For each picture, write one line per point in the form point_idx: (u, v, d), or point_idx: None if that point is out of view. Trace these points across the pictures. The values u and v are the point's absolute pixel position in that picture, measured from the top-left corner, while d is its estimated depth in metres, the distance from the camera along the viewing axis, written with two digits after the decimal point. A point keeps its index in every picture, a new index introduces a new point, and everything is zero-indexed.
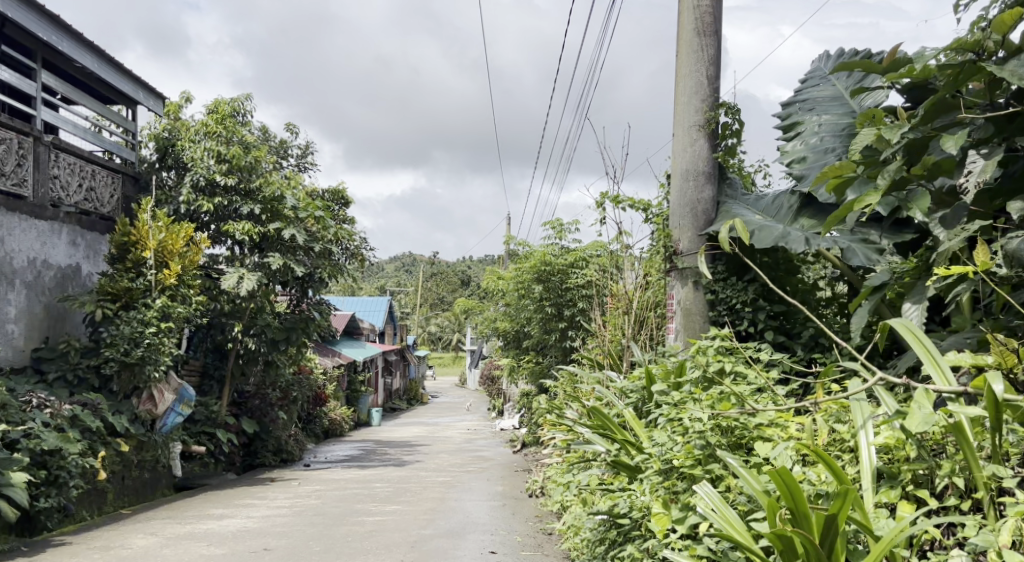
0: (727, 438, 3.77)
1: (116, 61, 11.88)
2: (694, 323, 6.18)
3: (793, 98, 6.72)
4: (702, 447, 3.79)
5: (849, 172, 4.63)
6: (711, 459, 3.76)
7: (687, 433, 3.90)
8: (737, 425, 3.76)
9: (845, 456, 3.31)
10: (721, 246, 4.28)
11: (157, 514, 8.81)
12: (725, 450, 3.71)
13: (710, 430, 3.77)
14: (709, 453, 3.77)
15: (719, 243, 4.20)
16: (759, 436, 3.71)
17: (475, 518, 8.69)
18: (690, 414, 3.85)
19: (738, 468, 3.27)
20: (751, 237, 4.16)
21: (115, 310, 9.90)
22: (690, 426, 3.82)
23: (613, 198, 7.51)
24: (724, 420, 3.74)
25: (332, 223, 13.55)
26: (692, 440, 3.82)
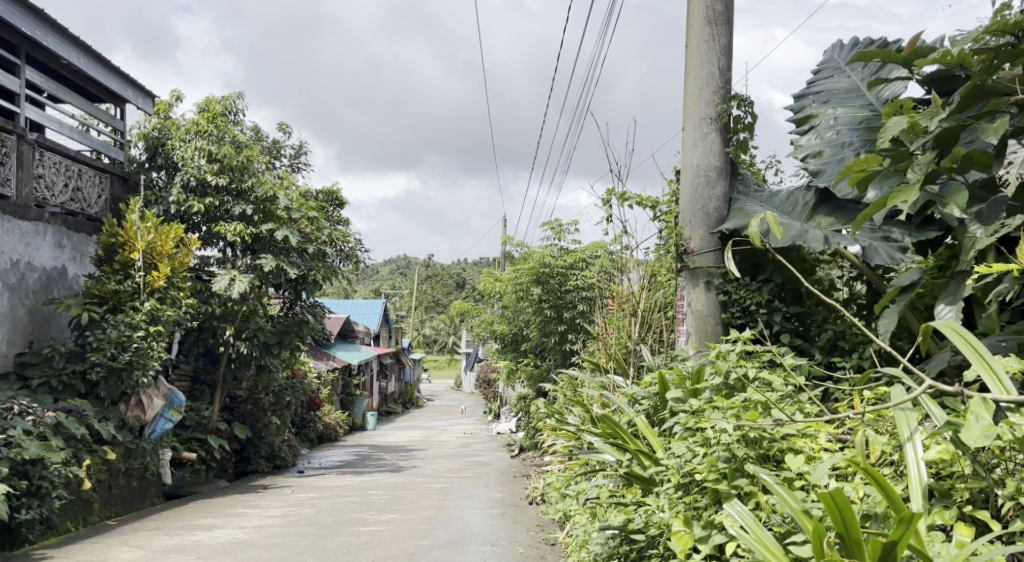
0: (755, 451, 3.49)
1: (104, 58, 11.59)
2: (707, 326, 5.88)
3: (805, 91, 6.45)
4: (727, 460, 3.53)
5: (874, 166, 4.39)
6: (738, 473, 3.50)
7: (709, 445, 3.63)
8: (764, 436, 3.49)
9: (892, 472, 3.11)
10: (750, 241, 3.91)
11: (145, 525, 8.50)
12: (755, 463, 3.44)
13: (736, 441, 3.52)
14: (735, 467, 3.49)
15: (750, 236, 3.89)
16: (788, 448, 3.46)
17: (474, 528, 8.39)
18: (713, 424, 3.59)
19: (772, 485, 3.03)
20: (784, 232, 3.86)
21: (103, 314, 9.60)
22: (713, 437, 3.56)
23: (619, 194, 7.25)
24: (751, 431, 3.48)
25: (326, 224, 13.28)
26: (716, 453, 3.55)
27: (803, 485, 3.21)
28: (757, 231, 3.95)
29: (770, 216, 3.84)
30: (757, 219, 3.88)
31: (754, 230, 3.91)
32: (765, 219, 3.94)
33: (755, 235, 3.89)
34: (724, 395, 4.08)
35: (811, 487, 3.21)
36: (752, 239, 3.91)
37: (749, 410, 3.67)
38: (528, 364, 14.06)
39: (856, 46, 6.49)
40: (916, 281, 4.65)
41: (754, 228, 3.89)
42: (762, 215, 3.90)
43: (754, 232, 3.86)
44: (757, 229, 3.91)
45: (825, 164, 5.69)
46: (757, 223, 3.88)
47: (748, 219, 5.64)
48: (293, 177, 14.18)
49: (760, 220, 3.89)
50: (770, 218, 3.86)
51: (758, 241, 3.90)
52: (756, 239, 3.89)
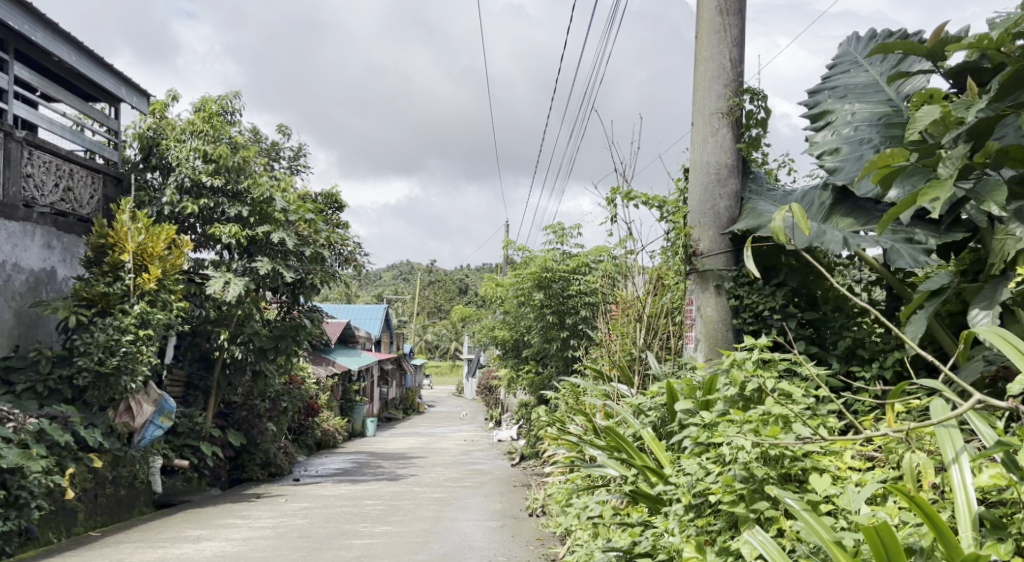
0: (775, 470, 3.20)
1: (97, 56, 11.32)
2: (717, 334, 5.60)
3: (821, 85, 6.15)
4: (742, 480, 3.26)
5: (900, 162, 4.12)
6: (756, 494, 3.20)
7: (724, 462, 3.33)
8: (785, 454, 3.20)
9: (937, 497, 2.87)
10: (772, 236, 3.61)
11: (130, 536, 8.21)
12: (776, 485, 3.14)
13: (754, 460, 3.22)
14: (754, 488, 3.19)
15: (773, 230, 3.58)
16: (814, 468, 3.16)
17: (471, 541, 8.06)
18: (729, 440, 3.28)
19: (799, 511, 2.78)
20: (811, 226, 3.56)
21: (90, 316, 9.31)
22: (729, 455, 3.26)
23: (624, 194, 6.94)
24: (772, 449, 3.18)
25: (324, 226, 12.95)
26: (732, 471, 3.24)
27: (831, 510, 2.93)
28: (781, 225, 3.64)
29: (796, 210, 3.55)
30: (780, 212, 3.58)
31: (777, 224, 3.59)
32: (791, 213, 3.64)
33: (779, 229, 3.58)
34: (738, 409, 3.78)
35: (841, 513, 2.94)
36: (775, 233, 3.60)
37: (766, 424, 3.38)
38: (529, 371, 13.75)
39: (874, 37, 6.18)
40: (946, 285, 4.38)
41: (778, 222, 3.58)
42: (786, 208, 3.60)
43: (778, 227, 3.56)
44: (781, 222, 3.60)
45: (843, 163, 5.43)
46: (782, 216, 3.57)
47: (761, 218, 5.36)
48: (291, 178, 13.90)
49: (784, 214, 3.60)
50: (796, 213, 3.57)
51: (782, 236, 3.59)
52: (781, 234, 3.58)
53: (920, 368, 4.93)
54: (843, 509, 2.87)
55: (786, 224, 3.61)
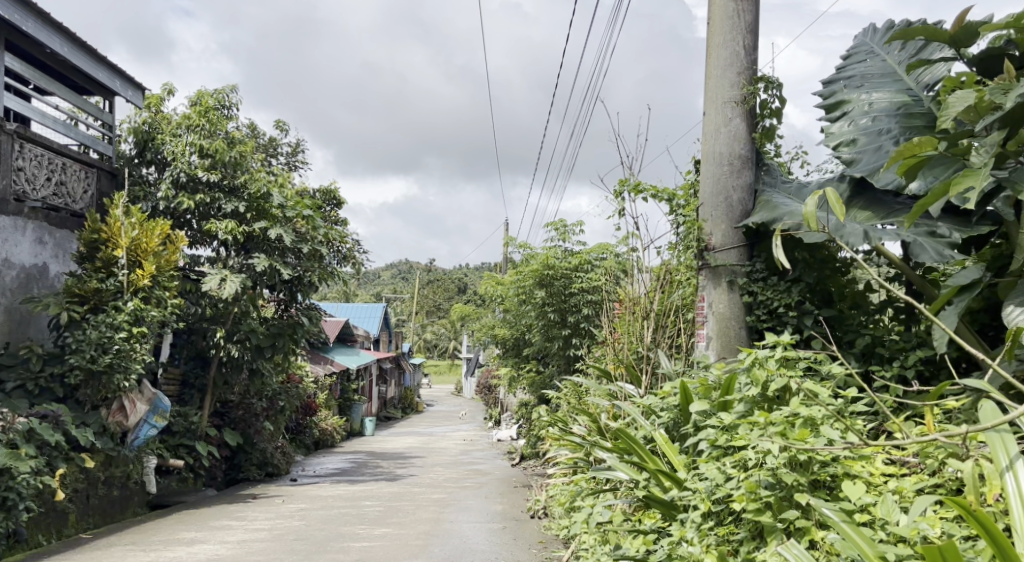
0: (803, 476, 3.17)
1: (91, 48, 11.09)
2: (730, 332, 5.48)
3: (836, 75, 5.94)
4: (768, 486, 3.22)
5: (929, 150, 3.93)
6: (784, 502, 3.19)
7: (748, 468, 3.31)
8: (813, 459, 3.17)
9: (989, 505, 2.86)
10: (806, 223, 3.32)
11: (122, 538, 8.00)
12: (807, 492, 3.12)
13: (782, 465, 3.20)
14: (782, 497, 3.18)
15: (805, 215, 3.31)
16: (846, 473, 3.14)
17: (472, 544, 7.84)
18: (754, 444, 3.24)
19: (839, 523, 2.77)
20: (846, 211, 3.30)
21: (83, 313, 9.08)
22: (755, 461, 3.23)
23: (633, 187, 6.74)
24: (799, 454, 3.15)
25: (322, 223, 12.73)
26: (756, 477, 3.22)
27: (868, 521, 2.93)
28: (813, 211, 3.37)
29: (831, 195, 3.31)
30: (814, 195, 3.33)
31: (809, 209, 3.34)
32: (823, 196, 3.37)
33: (812, 214, 3.31)
34: (761, 407, 3.64)
35: (880, 522, 2.93)
36: (807, 218, 3.32)
37: (792, 425, 3.29)
38: (530, 370, 13.54)
39: (892, 27, 5.98)
40: (979, 279, 4.18)
41: (811, 206, 3.32)
42: (819, 192, 3.35)
43: (812, 212, 3.31)
44: (813, 207, 3.35)
45: (861, 154, 5.26)
46: (815, 200, 3.32)
47: (776, 211, 5.21)
48: (289, 174, 13.67)
49: (817, 198, 3.34)
50: (830, 196, 3.32)
51: (814, 222, 3.33)
52: (814, 219, 3.31)
53: (940, 369, 4.79)
54: (882, 519, 2.87)
55: (819, 209, 3.36)
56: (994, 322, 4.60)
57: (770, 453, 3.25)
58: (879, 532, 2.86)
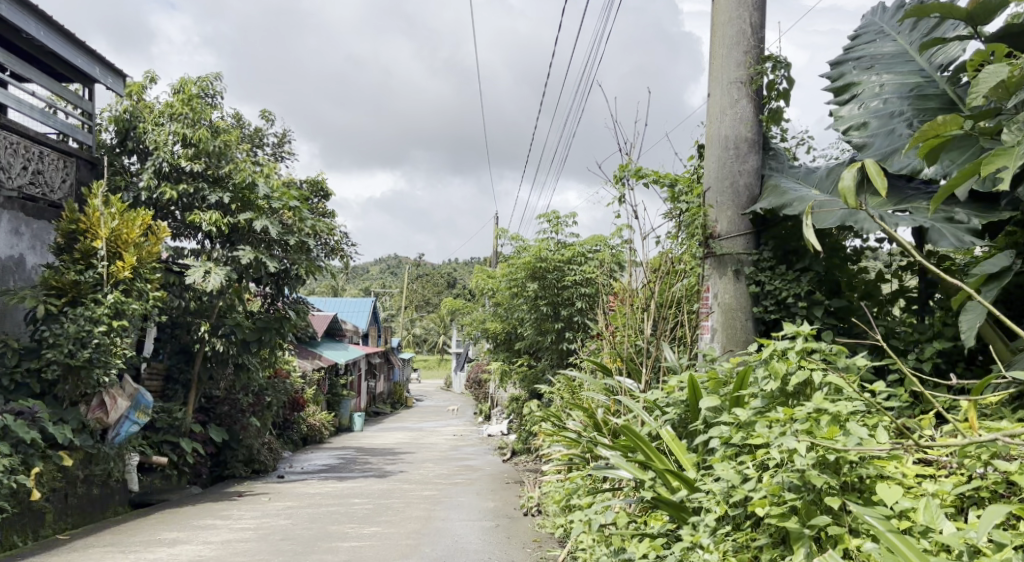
0: (831, 475, 3.19)
1: (70, 33, 10.74)
2: (736, 324, 5.28)
3: (843, 57, 5.72)
4: (793, 489, 3.26)
5: (954, 129, 3.53)
6: (812, 505, 3.21)
7: (772, 469, 3.34)
8: (841, 460, 3.18)
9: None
10: (844, 198, 2.96)
11: (101, 539, 7.72)
12: (837, 494, 3.14)
13: (811, 466, 3.20)
14: (809, 500, 3.21)
15: (843, 190, 2.94)
16: (878, 477, 3.18)
17: (464, 544, 7.59)
18: (780, 443, 3.24)
19: (884, 533, 2.83)
20: (886, 187, 2.94)
21: (61, 307, 8.76)
22: (781, 462, 3.26)
23: (634, 172, 6.51)
24: (825, 454, 3.16)
25: (309, 215, 12.38)
26: (779, 479, 3.25)
27: (907, 527, 2.99)
28: (849, 184, 2.99)
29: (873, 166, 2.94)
30: (851, 169, 2.95)
31: (846, 183, 2.97)
32: (862, 168, 3.03)
33: (850, 189, 2.95)
34: (777, 402, 3.57)
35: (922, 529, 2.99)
36: (844, 193, 2.95)
37: (817, 421, 3.32)
38: (522, 365, 13.31)
39: (903, 7, 5.75)
40: (1006, 268, 4.00)
41: (849, 180, 2.95)
42: (857, 164, 2.98)
43: (850, 186, 2.95)
44: (850, 181, 2.97)
45: (872, 137, 5.05)
46: (853, 174, 2.95)
47: (786, 196, 5.01)
48: (275, 165, 13.37)
49: (855, 171, 2.96)
50: (871, 167, 2.99)
51: (853, 198, 2.95)
52: (852, 194, 2.94)
53: (955, 362, 4.64)
54: (925, 527, 2.93)
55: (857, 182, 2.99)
56: (1013, 313, 4.48)
57: (795, 453, 3.25)
58: (922, 540, 2.93)
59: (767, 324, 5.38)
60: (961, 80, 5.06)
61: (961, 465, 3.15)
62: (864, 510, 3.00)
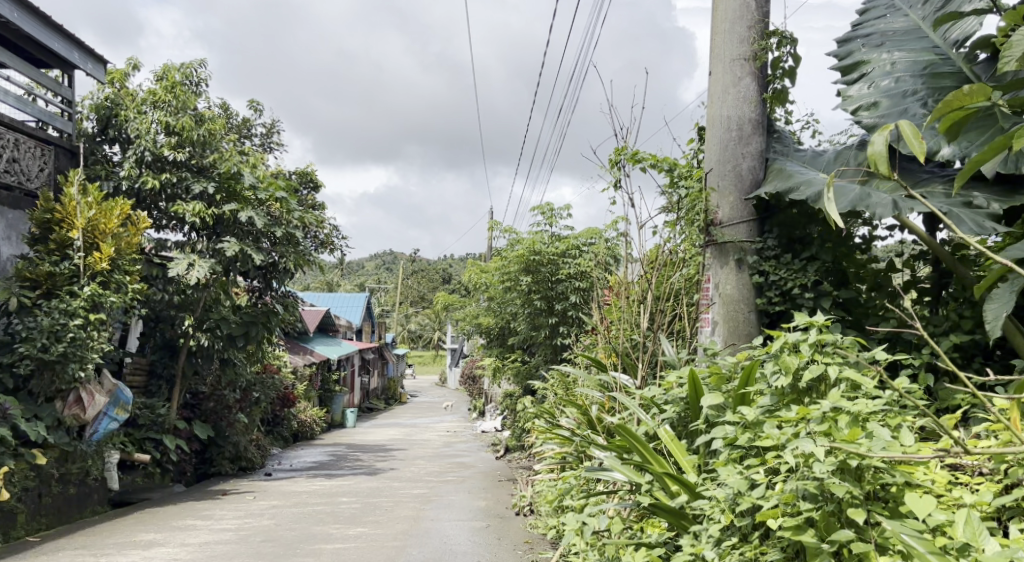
0: (853, 483, 2.94)
1: (46, 15, 10.34)
2: (739, 316, 5.01)
3: (852, 33, 5.42)
4: (809, 498, 2.99)
5: (982, 100, 3.21)
6: (832, 517, 2.96)
7: (784, 476, 3.07)
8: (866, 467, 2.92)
9: None
10: (872, 164, 2.70)
11: (75, 541, 7.41)
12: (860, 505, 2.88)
13: (831, 473, 2.94)
14: (829, 511, 2.95)
15: (871, 157, 2.67)
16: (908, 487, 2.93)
17: (453, 545, 7.27)
18: (796, 447, 2.98)
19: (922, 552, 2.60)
20: (922, 150, 2.65)
21: (35, 299, 8.39)
22: (796, 468, 3.00)
23: (630, 156, 6.21)
24: (847, 460, 2.90)
25: (297, 206, 12.05)
26: (794, 487, 2.98)
27: (945, 544, 2.76)
28: (881, 151, 2.71)
29: (908, 130, 2.68)
30: (882, 132, 2.67)
31: (877, 148, 2.68)
32: (897, 132, 2.74)
33: (880, 155, 2.66)
34: (788, 400, 3.33)
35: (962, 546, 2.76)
36: (873, 161, 2.68)
37: (834, 422, 3.05)
38: (515, 360, 13.02)
39: None
40: None
41: (879, 145, 2.66)
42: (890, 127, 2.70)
43: (881, 151, 2.66)
44: (882, 146, 2.68)
45: (885, 117, 4.78)
46: (884, 138, 2.65)
47: (793, 180, 4.74)
48: (262, 155, 13.02)
49: (885, 136, 2.67)
50: (907, 130, 2.68)
51: (883, 164, 2.67)
52: (883, 161, 2.66)
53: (974, 356, 4.37)
54: (967, 546, 2.70)
55: (888, 148, 2.70)
56: None
57: (812, 457, 2.99)
58: (960, 558, 2.71)
59: (772, 316, 5.11)
60: (978, 58, 4.83)
61: (999, 472, 2.91)
62: (897, 527, 2.79)
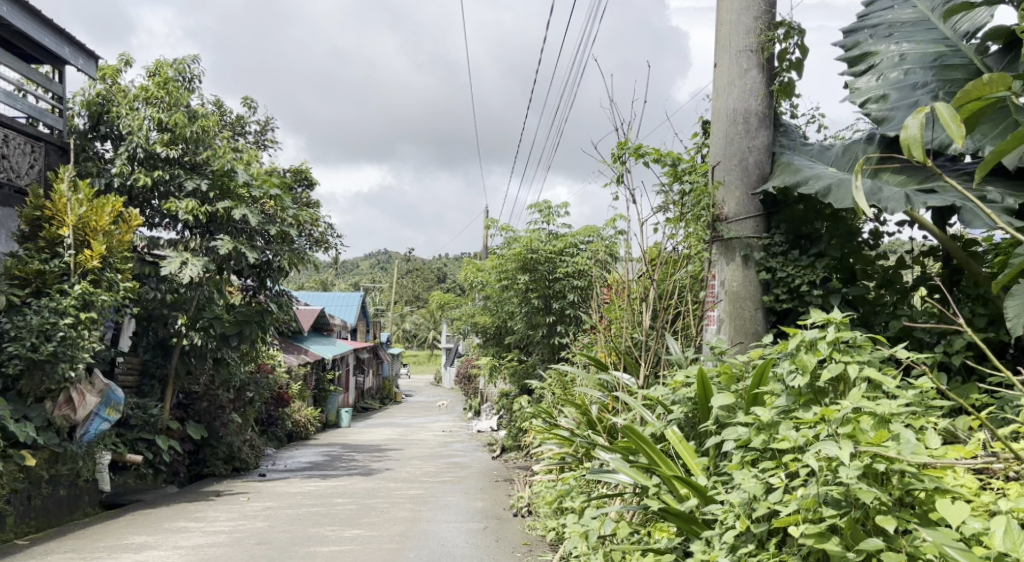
0: (879, 487, 2.89)
1: (36, 10, 10.18)
2: (745, 313, 4.96)
3: (857, 24, 5.31)
4: (833, 503, 2.93)
5: (1002, 91, 3.10)
6: (858, 523, 2.91)
7: (806, 482, 3.01)
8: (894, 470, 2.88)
9: None
10: (908, 149, 2.53)
11: (65, 544, 7.27)
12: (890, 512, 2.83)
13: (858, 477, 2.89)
14: (855, 517, 2.89)
15: (908, 140, 2.52)
16: (936, 490, 2.89)
17: (451, 547, 7.14)
18: (819, 451, 2.92)
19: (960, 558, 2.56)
20: (964, 133, 2.52)
21: (24, 298, 8.22)
22: (819, 473, 2.95)
23: (633, 150, 6.09)
24: (875, 462, 2.86)
25: (291, 204, 11.91)
26: (818, 492, 2.93)
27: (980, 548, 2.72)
28: (915, 135, 2.57)
29: (944, 112, 2.61)
30: (917, 115, 2.53)
31: (911, 132, 2.53)
32: (932, 116, 2.63)
33: (916, 138, 2.50)
34: (806, 400, 3.24)
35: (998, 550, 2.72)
36: (909, 146, 2.54)
37: (857, 424, 3.01)
38: (512, 359, 12.89)
39: None
40: None
41: (915, 127, 2.51)
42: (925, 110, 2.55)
43: (917, 134, 2.50)
44: (916, 129, 2.52)
45: (894, 110, 4.68)
46: (920, 120, 2.51)
47: (801, 174, 4.69)
48: (256, 152, 12.87)
49: (920, 119, 2.52)
50: (946, 113, 2.57)
51: (919, 148, 2.51)
52: (919, 144, 2.51)
53: (986, 353, 4.26)
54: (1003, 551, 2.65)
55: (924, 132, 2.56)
56: None
57: (837, 461, 2.94)
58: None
59: (778, 314, 5.03)
60: (988, 49, 4.73)
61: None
62: (933, 535, 2.74)
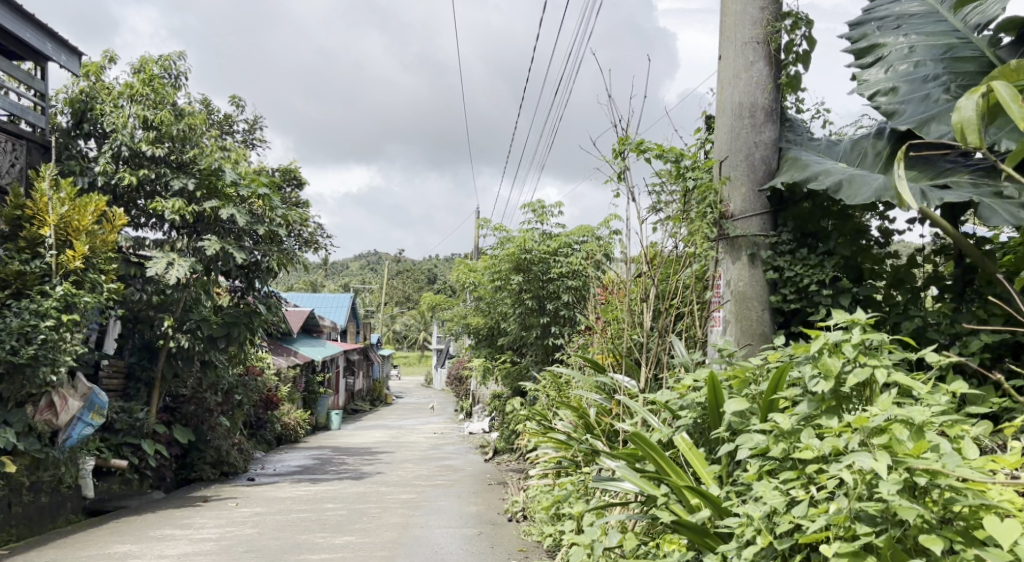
0: (917, 501, 2.82)
1: (17, 5, 9.94)
2: (751, 314, 4.85)
3: (864, 17, 5.17)
4: (867, 520, 2.85)
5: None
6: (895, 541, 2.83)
7: (838, 497, 2.92)
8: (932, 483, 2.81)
9: None
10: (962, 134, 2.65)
11: (46, 554, 7.05)
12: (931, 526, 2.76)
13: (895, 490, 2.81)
14: (891, 534, 2.81)
15: (957, 125, 2.63)
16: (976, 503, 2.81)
17: (445, 554, 6.94)
18: (852, 463, 2.84)
19: None
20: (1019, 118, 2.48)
21: (3, 299, 7.97)
22: (853, 487, 2.87)
23: (635, 146, 5.91)
24: (914, 474, 2.80)
25: (280, 204, 11.68)
26: (852, 508, 2.84)
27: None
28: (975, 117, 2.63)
29: (1001, 96, 2.54)
30: (971, 97, 2.61)
31: (968, 114, 2.63)
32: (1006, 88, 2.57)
33: (967, 123, 2.61)
34: (829, 407, 3.14)
35: None
36: (961, 131, 2.64)
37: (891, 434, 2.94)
38: (505, 361, 12.70)
39: None
40: None
41: (969, 109, 2.62)
42: (985, 89, 2.59)
43: (965, 121, 2.61)
44: (972, 112, 2.62)
45: (904, 104, 4.53)
46: (972, 102, 2.60)
47: (808, 170, 4.56)
48: (244, 150, 12.63)
49: (974, 101, 2.60)
50: (1002, 94, 2.53)
51: (971, 134, 2.61)
52: (971, 131, 2.60)
53: (1002, 355, 4.12)
54: None
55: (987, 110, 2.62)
56: None
57: (873, 473, 2.86)
58: None
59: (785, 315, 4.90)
60: (1001, 42, 4.57)
61: None
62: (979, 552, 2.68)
